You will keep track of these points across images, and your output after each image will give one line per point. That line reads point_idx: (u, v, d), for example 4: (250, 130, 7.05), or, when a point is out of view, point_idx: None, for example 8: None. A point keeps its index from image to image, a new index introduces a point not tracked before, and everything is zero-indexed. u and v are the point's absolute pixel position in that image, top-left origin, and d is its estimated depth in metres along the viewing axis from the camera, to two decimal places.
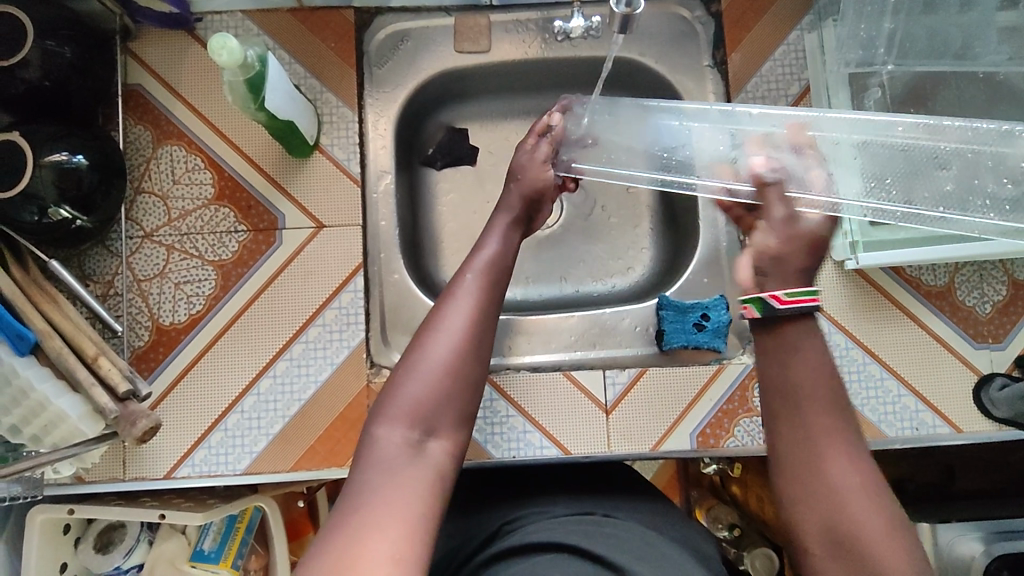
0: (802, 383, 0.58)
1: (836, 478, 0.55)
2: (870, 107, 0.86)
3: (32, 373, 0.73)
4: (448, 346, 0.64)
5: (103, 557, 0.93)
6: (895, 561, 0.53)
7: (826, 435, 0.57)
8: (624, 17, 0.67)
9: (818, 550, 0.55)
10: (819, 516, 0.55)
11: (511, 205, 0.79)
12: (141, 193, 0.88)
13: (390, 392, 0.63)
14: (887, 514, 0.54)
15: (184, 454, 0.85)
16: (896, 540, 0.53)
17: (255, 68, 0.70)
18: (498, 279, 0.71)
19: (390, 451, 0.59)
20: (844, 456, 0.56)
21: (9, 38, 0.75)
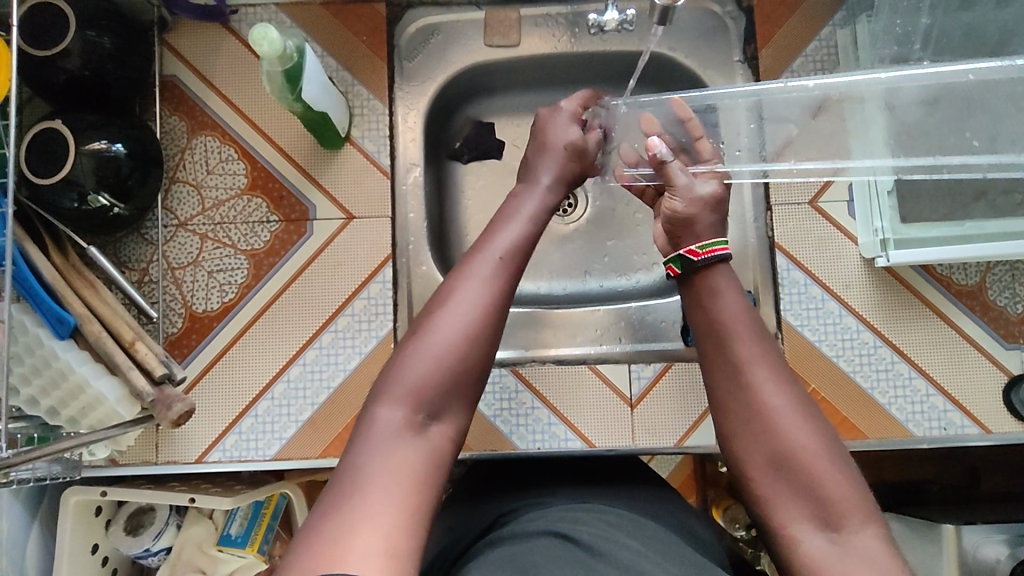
0: (726, 320, 0.64)
1: (768, 401, 0.59)
2: None
3: (71, 356, 0.75)
4: (457, 327, 0.61)
5: (133, 539, 0.95)
6: (827, 471, 0.56)
7: (753, 364, 0.61)
8: (664, 9, 0.67)
9: (759, 471, 0.58)
10: (757, 438, 0.58)
11: (535, 189, 0.76)
12: (176, 182, 0.90)
13: (394, 368, 0.59)
14: (819, 432, 0.57)
15: (216, 439, 0.86)
16: (828, 454, 0.56)
17: (293, 59, 0.71)
18: (517, 260, 0.67)
19: (389, 430, 0.56)
20: (771, 382, 0.60)
21: (53, 27, 0.77)
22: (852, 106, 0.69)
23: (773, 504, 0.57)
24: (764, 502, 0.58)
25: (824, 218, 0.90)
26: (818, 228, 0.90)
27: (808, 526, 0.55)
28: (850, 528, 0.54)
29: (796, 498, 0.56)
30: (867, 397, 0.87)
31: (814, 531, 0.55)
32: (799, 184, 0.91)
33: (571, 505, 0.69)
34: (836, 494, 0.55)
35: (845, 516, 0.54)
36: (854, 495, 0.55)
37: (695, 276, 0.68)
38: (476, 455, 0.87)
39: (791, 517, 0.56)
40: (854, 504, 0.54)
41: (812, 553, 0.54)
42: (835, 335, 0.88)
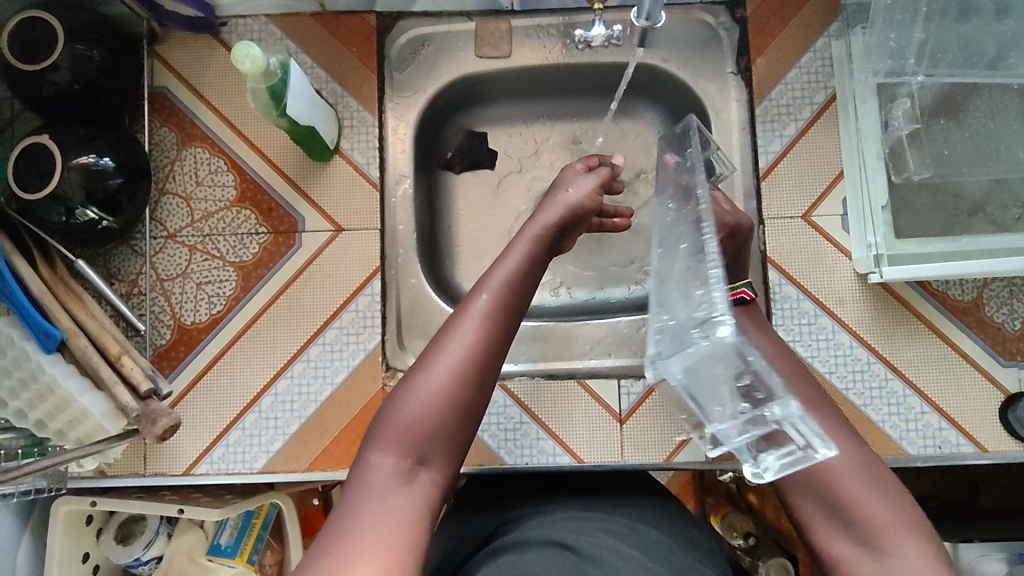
0: (766, 365, 0.70)
1: (803, 427, 0.63)
2: (898, 117, 0.85)
3: (57, 370, 0.75)
4: (448, 373, 0.60)
5: (123, 548, 0.95)
6: (867, 495, 0.58)
7: (794, 399, 0.66)
8: (645, 29, 0.68)
9: (805, 501, 0.60)
10: (795, 463, 0.62)
11: (544, 217, 0.71)
12: (165, 194, 0.90)
13: (386, 412, 0.60)
14: (853, 455, 0.61)
15: (203, 452, 0.86)
16: (863, 476, 0.59)
17: (277, 75, 0.71)
18: (516, 299, 0.64)
19: (381, 478, 0.57)
20: (812, 416, 0.64)
21: (41, 41, 0.77)
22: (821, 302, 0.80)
23: (814, 522, 0.59)
24: (815, 528, 0.59)
25: (817, 233, 0.88)
26: (812, 242, 0.88)
27: (849, 544, 0.57)
28: (887, 544, 0.55)
29: (834, 517, 0.58)
30: (859, 414, 0.86)
31: (852, 547, 0.57)
32: (792, 196, 0.89)
33: (557, 518, 0.68)
34: (867, 509, 0.57)
35: (886, 537, 0.56)
36: (889, 515, 0.56)
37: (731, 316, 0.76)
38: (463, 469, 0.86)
39: (831, 537, 0.58)
40: (895, 525, 0.56)
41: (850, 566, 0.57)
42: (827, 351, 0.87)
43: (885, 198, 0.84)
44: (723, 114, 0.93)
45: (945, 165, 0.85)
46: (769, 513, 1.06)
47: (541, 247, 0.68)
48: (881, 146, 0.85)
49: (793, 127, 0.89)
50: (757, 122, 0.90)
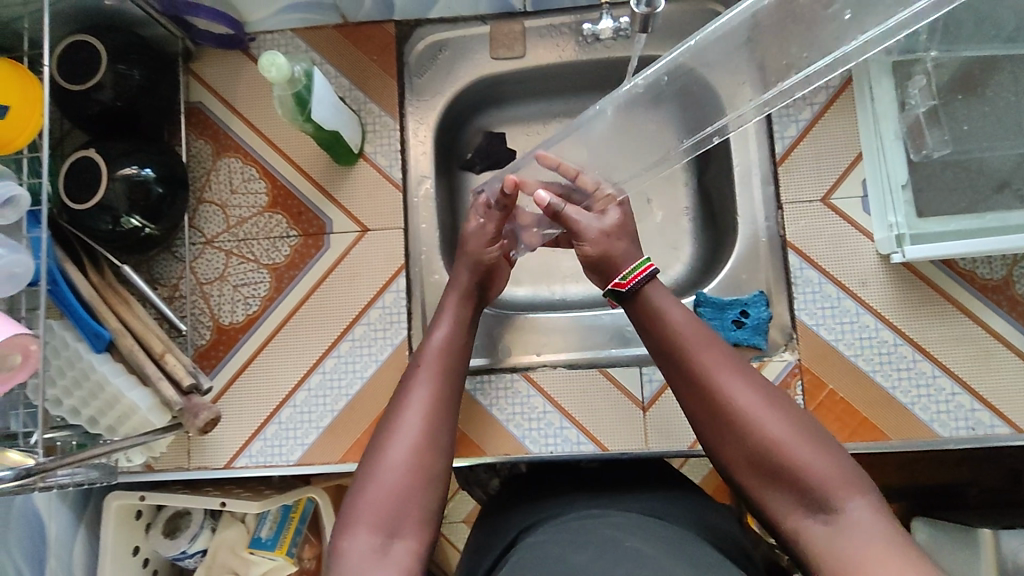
0: (678, 333, 0.64)
1: (736, 401, 0.59)
2: (915, 95, 0.85)
3: (107, 368, 0.80)
4: (406, 443, 0.62)
5: (171, 541, 1.00)
6: (809, 456, 0.56)
7: (713, 368, 0.61)
8: (645, 16, 0.70)
9: (748, 477, 0.58)
10: (734, 442, 0.59)
11: (459, 279, 0.79)
12: (203, 203, 0.95)
13: (352, 497, 0.60)
14: (792, 421, 0.58)
15: (243, 445, 0.90)
16: (805, 439, 0.57)
17: (301, 82, 0.75)
18: (451, 359, 0.70)
19: (357, 559, 0.56)
20: (732, 381, 0.60)
21: (87, 63, 0.83)
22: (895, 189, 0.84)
23: (770, 500, 0.57)
24: (768, 503, 0.58)
25: (836, 215, 0.88)
26: (832, 225, 0.88)
27: (801, 514, 0.56)
28: (842, 507, 0.54)
29: (787, 491, 0.56)
30: (888, 397, 0.85)
31: (809, 519, 0.55)
32: (810, 181, 0.89)
33: (581, 513, 0.69)
34: (819, 475, 0.55)
35: (836, 497, 0.54)
36: (838, 473, 0.55)
37: (645, 291, 0.68)
38: (490, 459, 0.88)
39: (786, 511, 0.56)
40: (840, 480, 0.55)
41: (812, 540, 0.55)
42: (852, 334, 0.86)
43: (904, 176, 0.84)
44: None
45: (964, 142, 0.84)
46: None
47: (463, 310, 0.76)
48: (898, 126, 0.85)
49: (809, 111, 0.90)
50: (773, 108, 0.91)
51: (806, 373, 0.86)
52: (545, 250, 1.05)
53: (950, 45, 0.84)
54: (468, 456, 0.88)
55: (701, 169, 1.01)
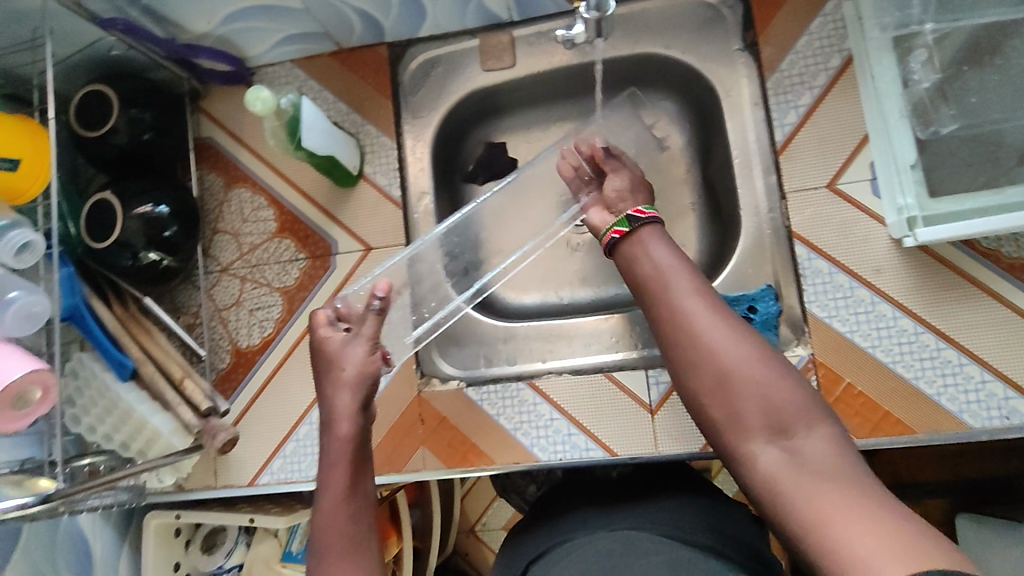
0: (665, 266, 0.66)
1: (710, 324, 0.61)
2: (918, 70, 0.80)
3: (132, 396, 0.86)
4: None
5: (208, 557, 1.05)
6: (773, 382, 0.57)
7: (690, 295, 0.63)
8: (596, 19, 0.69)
9: (712, 398, 0.59)
10: (704, 362, 0.59)
11: (338, 438, 0.71)
12: (218, 233, 1.00)
13: None
14: (760, 350, 0.59)
15: (265, 463, 0.94)
16: (772, 368, 0.58)
17: (288, 113, 0.78)
18: (355, 542, 0.66)
19: None
20: (711, 310, 0.62)
21: (101, 109, 0.88)
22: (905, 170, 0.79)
23: (732, 422, 0.58)
24: (727, 426, 0.58)
25: (844, 201, 0.84)
26: (839, 212, 0.84)
27: (762, 440, 0.56)
28: (799, 436, 0.55)
29: (750, 412, 0.57)
30: (911, 388, 0.80)
31: (767, 445, 0.56)
32: (814, 168, 0.85)
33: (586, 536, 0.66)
34: (782, 399, 0.56)
35: (795, 426, 0.56)
36: (799, 402, 0.57)
37: (638, 230, 0.71)
38: (500, 469, 0.89)
39: (747, 435, 0.57)
40: (803, 411, 0.56)
41: (769, 466, 0.55)
42: (867, 324, 0.82)
43: (912, 156, 0.78)
44: (734, 93, 0.91)
45: (974, 114, 0.78)
46: None
47: (355, 464, 0.70)
48: (902, 104, 0.80)
49: (809, 96, 0.86)
50: (769, 95, 0.88)
51: (820, 368, 0.83)
52: (552, 256, 1.04)
53: (950, 17, 0.79)
54: (478, 466, 0.89)
55: (704, 163, 0.99)
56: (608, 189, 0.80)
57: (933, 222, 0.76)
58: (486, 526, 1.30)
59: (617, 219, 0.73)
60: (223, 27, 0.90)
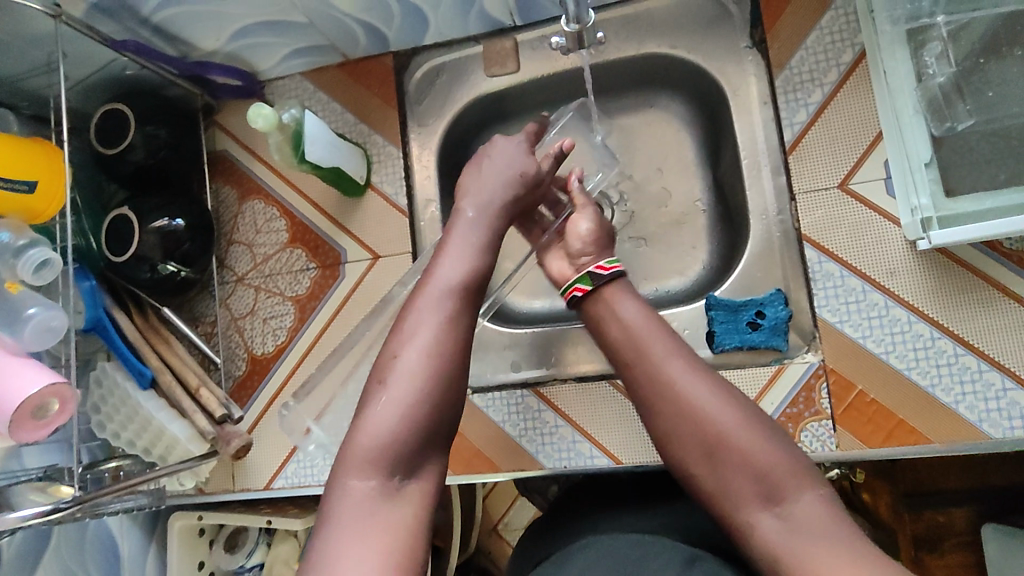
0: (639, 332, 0.67)
1: (689, 394, 0.62)
2: (933, 62, 0.77)
3: (151, 404, 0.89)
4: (415, 381, 0.58)
5: (230, 556, 1.08)
6: (758, 447, 0.59)
7: (667, 363, 0.65)
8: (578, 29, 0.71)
9: (701, 468, 0.61)
10: (689, 434, 0.62)
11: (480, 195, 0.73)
12: (233, 244, 1.03)
13: (359, 421, 0.57)
14: (741, 414, 0.61)
15: (279, 467, 0.97)
16: (755, 432, 0.60)
17: (291, 127, 0.81)
18: (472, 291, 0.65)
19: (366, 499, 0.54)
20: (688, 377, 0.64)
21: (118, 127, 0.91)
22: (920, 168, 0.74)
23: (724, 490, 0.60)
24: (719, 495, 0.60)
25: (857, 201, 0.81)
26: (851, 214, 0.82)
27: (755, 506, 0.58)
28: (791, 498, 0.58)
29: (741, 480, 0.59)
30: (927, 397, 0.77)
31: (762, 512, 0.58)
32: (824, 169, 0.83)
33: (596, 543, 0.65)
34: (769, 464, 0.59)
35: (786, 488, 0.58)
36: (786, 464, 0.59)
37: (605, 291, 0.72)
38: (505, 475, 0.89)
39: (740, 503, 0.59)
40: (790, 472, 0.59)
41: (765, 532, 0.57)
42: (881, 329, 0.79)
43: (927, 153, 0.75)
44: (742, 92, 0.89)
45: (989, 109, 0.76)
46: (882, 513, 1.00)
47: (486, 239, 0.70)
48: (916, 100, 0.76)
49: (819, 94, 0.83)
50: (778, 93, 0.85)
51: (830, 375, 0.81)
52: None
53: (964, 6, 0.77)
54: (484, 473, 0.90)
55: (714, 164, 0.97)
56: (573, 234, 0.79)
57: (950, 223, 0.72)
58: (508, 526, 1.29)
59: (579, 276, 0.74)
60: (231, 44, 0.92)
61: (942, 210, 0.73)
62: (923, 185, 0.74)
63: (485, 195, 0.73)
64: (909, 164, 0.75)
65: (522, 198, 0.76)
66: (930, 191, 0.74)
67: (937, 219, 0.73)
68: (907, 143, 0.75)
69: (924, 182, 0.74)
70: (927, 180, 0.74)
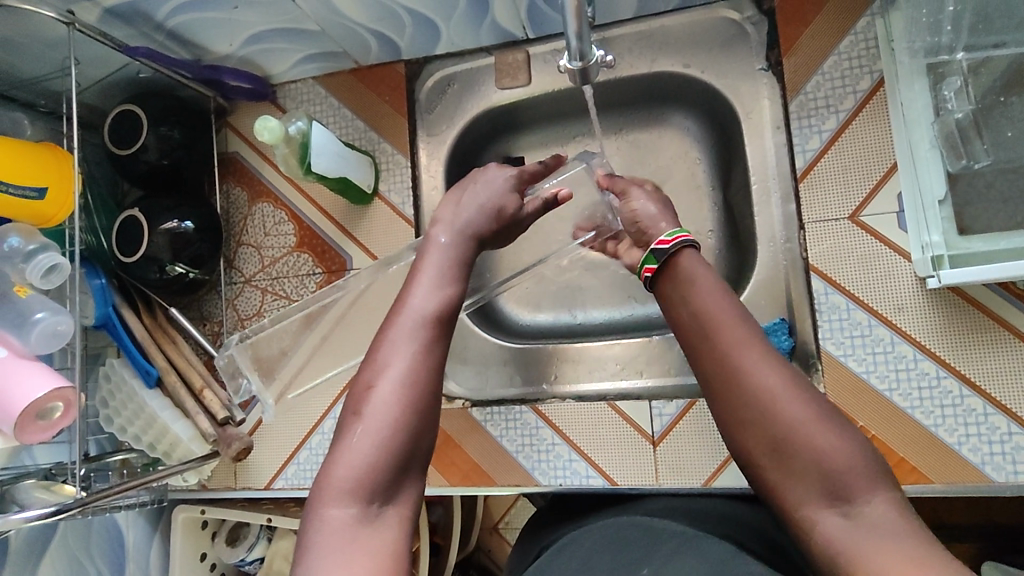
0: (711, 312, 0.62)
1: (764, 382, 0.58)
2: (951, 98, 0.75)
3: (156, 404, 0.91)
4: (387, 410, 0.58)
5: (232, 549, 1.10)
6: (831, 444, 0.55)
7: (739, 348, 0.60)
8: (581, 69, 0.66)
9: (767, 460, 0.57)
10: (756, 424, 0.57)
11: (473, 223, 0.73)
12: (242, 246, 1.04)
13: (331, 456, 0.57)
14: (816, 408, 0.57)
15: (279, 468, 0.98)
16: (829, 428, 0.56)
17: (298, 139, 0.82)
18: (444, 316, 0.65)
19: (343, 531, 0.53)
20: (761, 364, 0.59)
21: (131, 127, 0.92)
22: (932, 205, 0.73)
23: (784, 486, 0.56)
24: (785, 490, 0.56)
25: (866, 233, 0.80)
26: (861, 245, 0.80)
27: (820, 504, 0.54)
28: (860, 499, 0.53)
29: (809, 477, 0.55)
30: (929, 436, 0.76)
31: (828, 512, 0.54)
32: (834, 198, 0.81)
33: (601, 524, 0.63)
34: (841, 464, 0.54)
35: (856, 490, 0.53)
36: (860, 464, 0.54)
37: (676, 267, 0.66)
38: (501, 489, 0.90)
39: (802, 499, 0.55)
40: (863, 475, 0.54)
41: (828, 531, 0.53)
42: (885, 365, 0.78)
43: (941, 191, 0.73)
44: (754, 114, 0.88)
45: (1009, 148, 0.73)
46: None
47: (455, 266, 0.70)
48: (934, 133, 0.74)
49: (834, 121, 0.82)
50: (791, 118, 0.84)
51: None
52: (565, 275, 1.03)
53: (987, 40, 0.74)
54: (479, 485, 0.90)
55: (724, 184, 0.95)
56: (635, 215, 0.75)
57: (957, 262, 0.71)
58: (509, 525, 1.28)
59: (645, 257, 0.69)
60: (244, 49, 0.93)
61: (952, 248, 0.72)
62: (932, 220, 0.73)
63: (458, 222, 0.73)
64: (925, 199, 0.74)
65: (495, 232, 0.76)
66: (941, 227, 0.72)
67: (947, 255, 0.71)
68: (920, 177, 0.75)
69: (935, 218, 0.73)
70: (938, 216, 0.73)
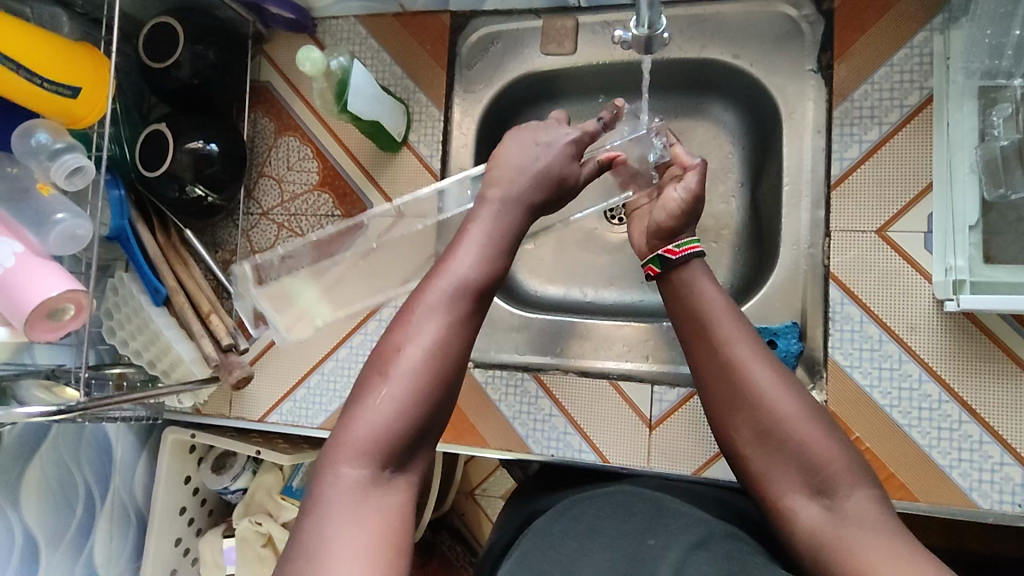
0: (707, 308, 0.67)
1: (755, 376, 0.62)
2: (998, 125, 0.75)
3: (162, 321, 0.91)
4: (411, 380, 0.58)
5: (216, 476, 1.11)
6: (815, 438, 0.59)
7: (735, 343, 0.64)
8: (645, 38, 0.65)
9: (754, 449, 0.61)
10: (745, 413, 0.62)
11: (510, 183, 0.72)
12: (264, 177, 1.03)
13: (350, 416, 0.58)
14: (803, 403, 0.61)
15: (275, 402, 0.99)
16: (814, 422, 0.60)
17: (338, 75, 0.80)
18: (477, 293, 0.64)
19: (353, 492, 0.54)
20: (752, 359, 0.63)
21: (168, 41, 0.91)
22: (963, 228, 0.73)
23: (772, 473, 0.60)
24: (769, 477, 0.60)
25: (891, 249, 0.80)
26: (884, 260, 0.80)
27: (801, 493, 0.58)
28: (842, 494, 0.57)
29: (792, 466, 0.59)
30: (922, 456, 0.77)
31: (809, 501, 0.58)
32: (865, 210, 0.81)
33: (592, 494, 0.65)
34: (824, 456, 0.58)
35: (837, 481, 0.58)
36: (841, 460, 0.59)
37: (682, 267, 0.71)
38: (493, 452, 0.91)
39: (786, 488, 0.59)
40: (845, 469, 0.58)
41: (808, 519, 0.57)
42: (889, 382, 0.79)
43: (973, 217, 0.73)
44: (797, 115, 0.87)
45: None
46: None
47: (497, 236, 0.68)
48: (974, 159, 0.74)
49: (876, 132, 0.81)
50: (834, 124, 0.83)
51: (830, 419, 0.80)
52: (582, 251, 1.03)
53: None
54: (471, 445, 0.91)
55: (754, 183, 0.95)
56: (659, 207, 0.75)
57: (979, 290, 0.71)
58: (485, 491, 1.30)
59: (653, 255, 0.72)
60: None
61: (977, 276, 0.71)
62: (960, 245, 0.72)
63: (505, 177, 0.72)
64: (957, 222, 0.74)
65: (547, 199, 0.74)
66: (968, 253, 0.72)
67: (968, 280, 0.71)
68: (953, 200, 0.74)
69: (963, 242, 0.73)
70: (966, 241, 0.72)
